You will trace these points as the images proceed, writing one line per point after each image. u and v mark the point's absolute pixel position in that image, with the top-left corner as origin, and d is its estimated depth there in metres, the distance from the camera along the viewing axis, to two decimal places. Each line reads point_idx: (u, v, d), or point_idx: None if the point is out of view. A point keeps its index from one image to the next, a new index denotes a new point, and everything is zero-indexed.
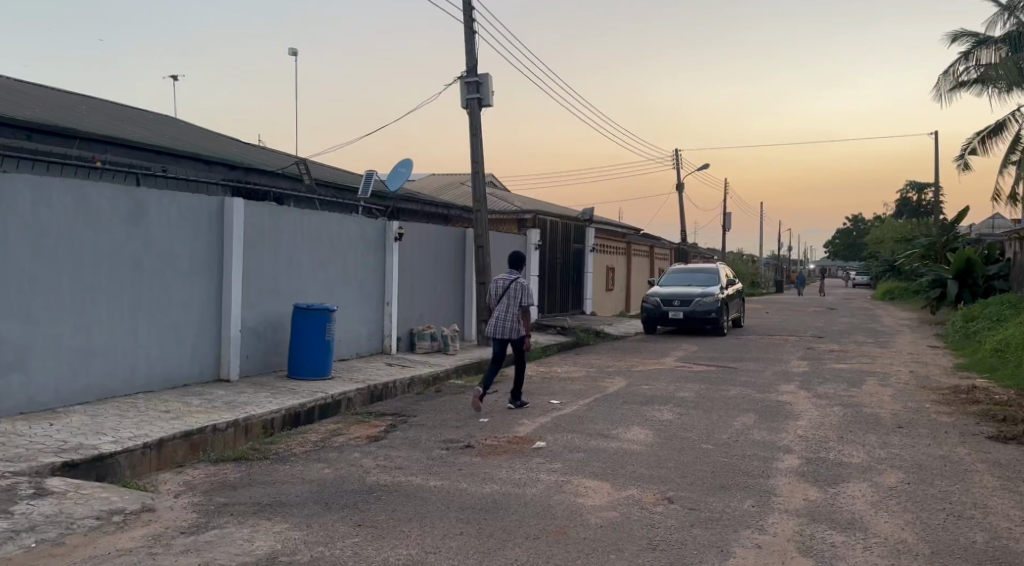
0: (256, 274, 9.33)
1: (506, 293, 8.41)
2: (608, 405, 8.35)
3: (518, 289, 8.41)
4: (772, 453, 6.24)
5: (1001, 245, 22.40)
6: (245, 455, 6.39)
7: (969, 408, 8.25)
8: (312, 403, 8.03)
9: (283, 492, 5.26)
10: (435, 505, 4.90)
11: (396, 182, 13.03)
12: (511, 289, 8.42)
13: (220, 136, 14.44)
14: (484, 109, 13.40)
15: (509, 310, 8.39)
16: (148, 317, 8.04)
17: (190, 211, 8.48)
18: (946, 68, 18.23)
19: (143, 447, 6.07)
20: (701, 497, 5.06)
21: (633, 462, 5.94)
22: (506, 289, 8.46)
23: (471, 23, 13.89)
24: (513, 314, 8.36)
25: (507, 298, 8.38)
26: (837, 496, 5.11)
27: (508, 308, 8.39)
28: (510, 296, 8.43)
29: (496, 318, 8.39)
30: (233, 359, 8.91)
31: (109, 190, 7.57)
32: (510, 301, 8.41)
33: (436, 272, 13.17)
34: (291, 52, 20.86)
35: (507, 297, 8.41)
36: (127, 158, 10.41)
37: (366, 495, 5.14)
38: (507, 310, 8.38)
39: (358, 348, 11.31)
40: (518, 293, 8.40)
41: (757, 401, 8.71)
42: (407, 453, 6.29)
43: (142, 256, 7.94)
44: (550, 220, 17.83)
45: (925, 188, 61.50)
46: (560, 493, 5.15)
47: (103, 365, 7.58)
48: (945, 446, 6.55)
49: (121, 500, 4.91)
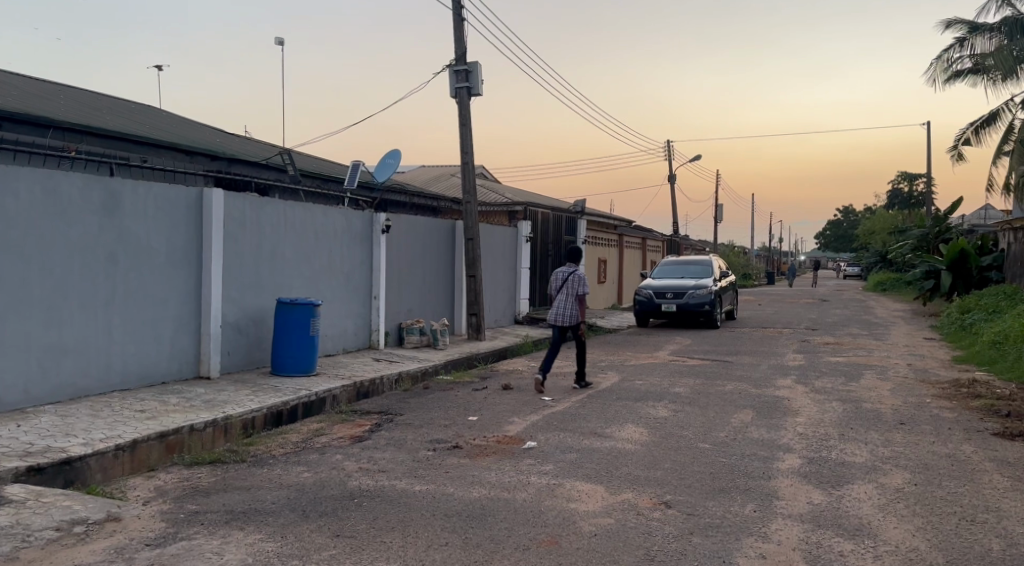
0: (237, 267, 9.01)
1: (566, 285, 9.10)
2: (601, 402, 8.07)
3: (576, 280, 9.07)
4: (771, 453, 5.99)
5: (995, 235, 21.84)
6: (221, 457, 6.10)
7: (970, 402, 8.05)
8: (295, 401, 7.73)
9: (258, 499, 4.97)
10: (418, 513, 4.61)
11: (383, 173, 12.70)
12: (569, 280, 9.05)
13: (202, 126, 14.06)
14: (474, 98, 13.08)
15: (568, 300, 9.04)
16: (123, 313, 7.72)
17: (167, 202, 8.15)
18: (940, 54, 18.00)
19: (116, 449, 5.77)
20: (700, 502, 4.80)
21: (628, 463, 5.69)
22: (565, 281, 9.11)
23: (459, 10, 13.57)
24: (574, 303, 9.03)
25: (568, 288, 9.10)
26: (842, 499, 4.86)
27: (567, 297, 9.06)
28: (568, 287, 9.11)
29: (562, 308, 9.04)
30: (213, 356, 8.59)
31: (80, 181, 7.23)
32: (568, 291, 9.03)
33: (425, 265, 12.86)
34: (277, 41, 20.39)
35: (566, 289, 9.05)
36: (106, 149, 10.06)
37: (346, 501, 4.85)
38: (566, 299, 9.04)
39: (344, 343, 11.01)
40: (577, 283, 9.07)
41: (753, 397, 8.45)
42: (392, 455, 6.01)
43: (116, 249, 7.61)
44: (541, 212, 17.52)
45: (917, 178, 61.41)
46: (551, 498, 4.88)
47: (76, 363, 7.25)
48: (950, 444, 6.32)
49: (85, 509, 4.61)
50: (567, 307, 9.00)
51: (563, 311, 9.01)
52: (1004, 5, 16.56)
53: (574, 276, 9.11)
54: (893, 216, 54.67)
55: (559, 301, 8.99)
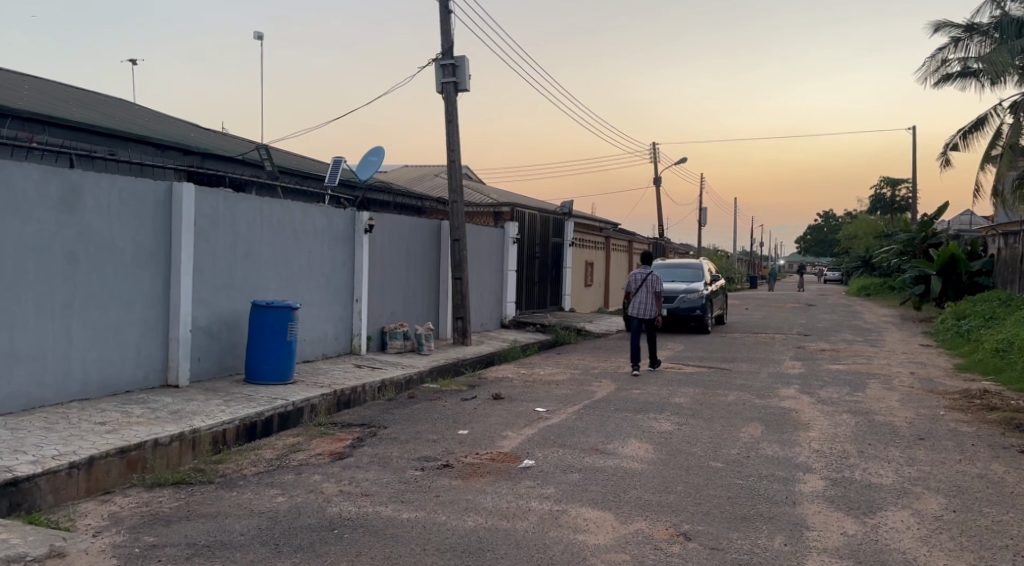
0: (209, 268, 8.40)
1: (645, 283, 10.30)
2: (600, 414, 7.56)
3: (652, 281, 10.26)
4: (791, 474, 5.50)
5: (984, 240, 21.62)
6: (186, 478, 5.53)
7: (988, 415, 7.63)
8: (270, 413, 7.14)
9: (226, 529, 4.41)
10: (406, 548, 4.07)
11: (366, 171, 12.11)
12: (648, 281, 10.28)
13: (176, 120, 13.40)
14: (461, 94, 12.53)
15: (646, 296, 10.23)
16: (84, 316, 7.10)
17: (134, 198, 7.55)
18: (934, 55, 17.69)
19: (69, 467, 5.17)
20: (722, 533, 4.30)
21: (637, 485, 5.17)
22: (644, 280, 10.32)
23: (445, 2, 13.03)
24: (650, 298, 10.18)
25: (647, 286, 10.26)
26: (880, 529, 4.38)
27: (645, 294, 10.27)
28: (647, 284, 10.29)
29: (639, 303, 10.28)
30: (182, 362, 7.99)
31: (36, 172, 6.62)
32: (648, 288, 10.25)
33: (409, 267, 12.29)
34: (258, 36, 19.70)
35: (646, 284, 10.25)
36: (70, 140, 9.45)
37: (325, 533, 4.30)
38: (646, 296, 10.23)
39: (324, 348, 10.45)
40: (653, 283, 10.28)
41: (760, 409, 7.96)
42: (376, 476, 5.44)
43: (76, 248, 6.99)
44: (528, 212, 17.02)
45: (899, 184, 61.57)
46: (556, 528, 4.35)
47: (30, 372, 6.62)
48: (978, 463, 5.87)
49: (24, 544, 4.02)
50: (648, 303, 10.22)
51: (643, 306, 10.24)
52: (995, 9, 16.34)
53: (652, 276, 10.31)
54: (876, 223, 54.84)
55: (640, 297, 10.27)
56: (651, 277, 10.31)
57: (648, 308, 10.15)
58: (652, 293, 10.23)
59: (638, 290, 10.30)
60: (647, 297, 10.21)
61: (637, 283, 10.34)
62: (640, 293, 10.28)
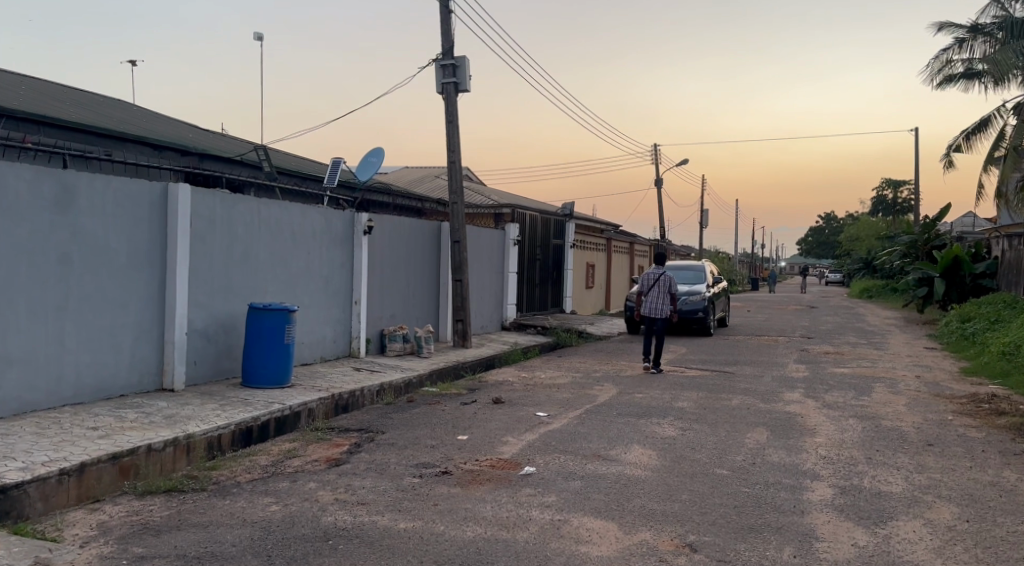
0: (205, 270, 8.27)
1: (657, 282, 10.19)
2: (601, 419, 7.42)
3: (665, 281, 10.15)
4: (799, 481, 5.36)
5: (988, 243, 21.46)
6: (179, 486, 5.40)
7: (997, 421, 7.49)
8: (266, 417, 7.01)
9: (217, 539, 4.27)
10: (401, 560, 3.93)
11: (365, 172, 11.99)
12: (661, 280, 10.17)
13: (174, 121, 13.29)
14: (461, 94, 12.41)
15: (659, 295, 10.13)
16: (77, 319, 6.97)
17: (129, 199, 7.43)
18: (939, 56, 17.54)
19: (60, 474, 5.04)
20: (729, 544, 4.16)
21: (641, 494, 5.03)
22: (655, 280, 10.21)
23: (445, 2, 12.92)
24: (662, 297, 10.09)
25: (659, 285, 10.16)
26: (891, 540, 4.25)
27: (658, 294, 10.17)
28: (660, 284, 10.18)
29: (652, 303, 10.20)
30: (177, 366, 7.86)
31: (28, 173, 6.49)
32: (660, 288, 10.15)
33: (408, 269, 12.16)
34: (257, 36, 19.59)
35: (658, 284, 10.15)
36: (64, 141, 9.32)
37: (318, 544, 4.16)
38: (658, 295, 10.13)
39: (323, 351, 10.32)
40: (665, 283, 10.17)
41: (764, 413, 7.83)
42: (372, 483, 5.30)
43: (70, 250, 6.87)
44: (529, 214, 16.89)
45: (901, 186, 61.36)
46: (557, 539, 4.22)
47: (23, 376, 6.51)
48: (990, 470, 5.73)
49: (8, 555, 3.88)
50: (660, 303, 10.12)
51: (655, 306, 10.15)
52: (999, 11, 16.23)
53: (665, 277, 10.20)
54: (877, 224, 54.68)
55: (652, 297, 10.18)
56: (664, 277, 10.19)
57: (659, 308, 10.07)
58: (663, 292, 10.14)
59: (651, 289, 10.22)
60: (660, 296, 10.11)
61: (650, 283, 10.24)
62: (652, 292, 10.19)
